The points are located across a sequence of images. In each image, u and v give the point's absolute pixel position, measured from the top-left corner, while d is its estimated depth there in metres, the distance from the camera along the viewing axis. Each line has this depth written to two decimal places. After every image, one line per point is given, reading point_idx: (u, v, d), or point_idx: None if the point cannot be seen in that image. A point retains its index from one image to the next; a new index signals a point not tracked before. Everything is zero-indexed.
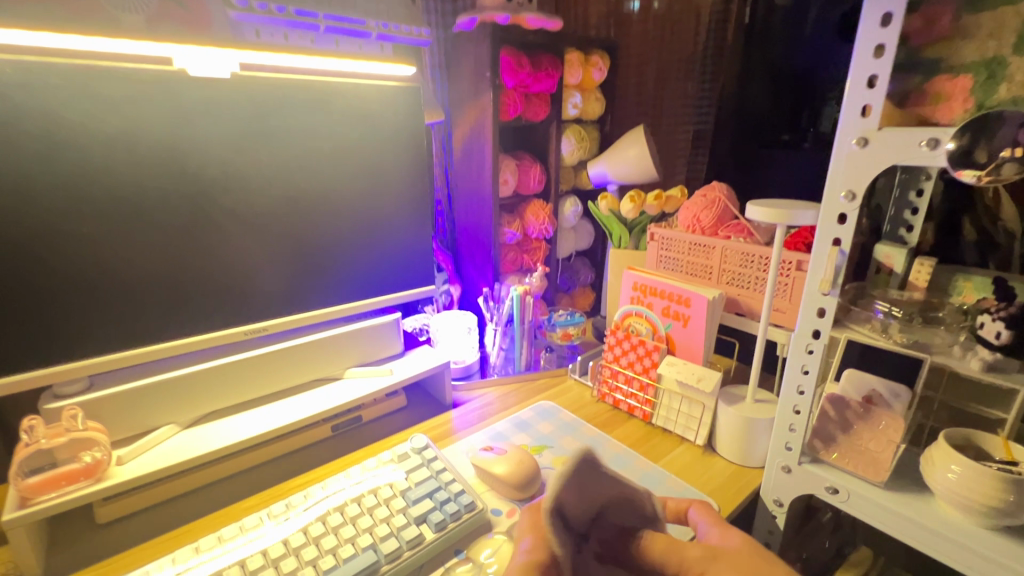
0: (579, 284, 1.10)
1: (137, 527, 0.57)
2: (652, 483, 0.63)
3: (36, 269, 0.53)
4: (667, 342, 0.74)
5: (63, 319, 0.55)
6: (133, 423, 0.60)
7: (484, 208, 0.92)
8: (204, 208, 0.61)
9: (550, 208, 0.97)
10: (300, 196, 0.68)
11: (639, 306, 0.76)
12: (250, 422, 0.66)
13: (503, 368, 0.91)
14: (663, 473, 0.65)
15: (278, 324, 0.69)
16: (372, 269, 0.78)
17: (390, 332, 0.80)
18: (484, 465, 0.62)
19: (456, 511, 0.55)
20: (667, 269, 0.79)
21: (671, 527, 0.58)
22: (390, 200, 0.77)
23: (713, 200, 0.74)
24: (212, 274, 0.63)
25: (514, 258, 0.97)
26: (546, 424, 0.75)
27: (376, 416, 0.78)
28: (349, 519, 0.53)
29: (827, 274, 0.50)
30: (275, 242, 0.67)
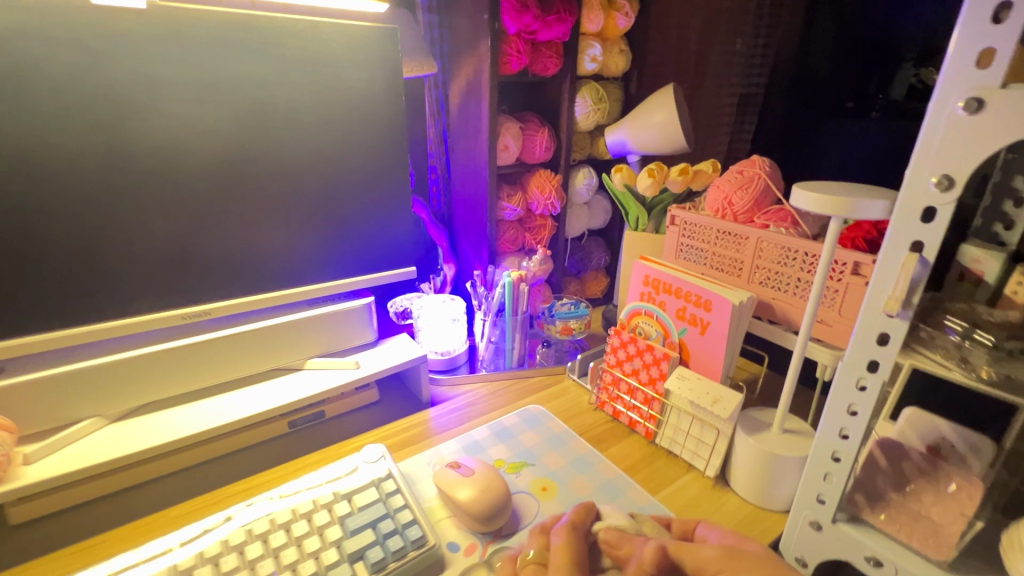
0: (591, 268, 0.97)
1: (48, 532, 0.51)
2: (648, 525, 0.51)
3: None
4: (680, 350, 0.61)
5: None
6: (48, 416, 0.53)
7: (480, 178, 0.80)
8: (126, 170, 0.52)
9: (558, 181, 0.83)
10: (248, 158, 0.58)
11: (650, 304, 0.64)
12: (188, 417, 0.58)
13: (494, 362, 0.80)
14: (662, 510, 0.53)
15: (223, 308, 0.60)
16: (340, 246, 0.68)
17: (360, 318, 0.70)
18: (447, 487, 0.53)
19: (399, 549, 0.46)
20: (687, 261, 0.66)
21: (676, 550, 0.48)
22: (361, 166, 0.66)
23: (750, 178, 0.60)
24: (139, 249, 0.54)
25: (514, 237, 0.85)
26: (531, 435, 0.64)
27: (342, 411, 0.69)
28: (270, 551, 0.45)
29: (899, 289, 0.36)
30: (218, 212, 0.58)
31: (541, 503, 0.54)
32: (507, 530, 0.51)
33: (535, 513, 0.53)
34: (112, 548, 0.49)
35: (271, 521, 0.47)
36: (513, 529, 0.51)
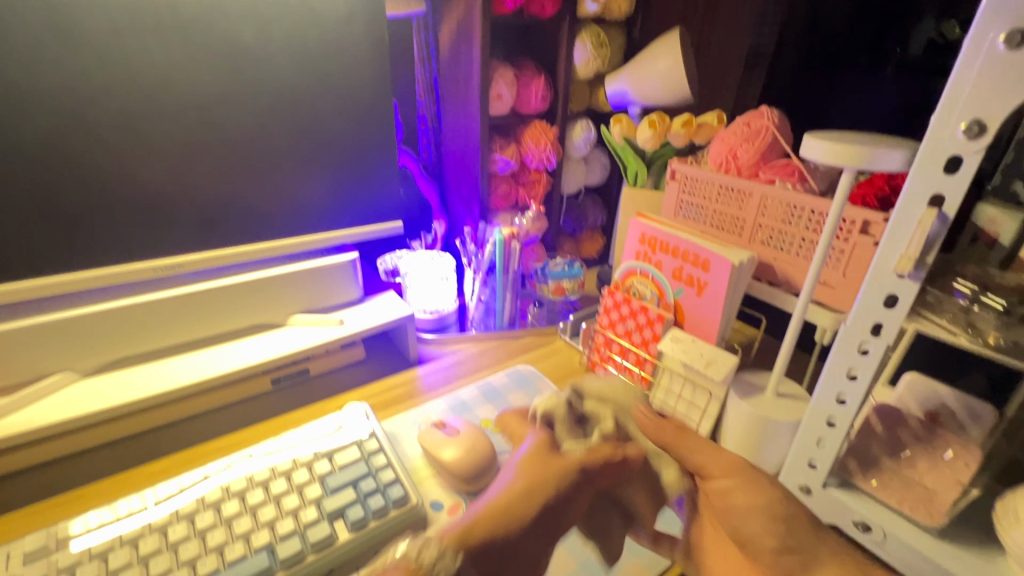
0: (587, 227, 0.93)
1: (22, 488, 0.50)
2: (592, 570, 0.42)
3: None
4: (675, 311, 0.59)
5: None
6: (13, 370, 0.50)
7: (471, 129, 0.75)
8: (79, 107, 0.47)
9: (554, 133, 0.79)
10: (217, 98, 0.53)
11: (646, 263, 0.61)
12: (164, 373, 0.56)
13: (484, 322, 0.78)
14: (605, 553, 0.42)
15: (198, 262, 0.57)
16: (322, 199, 0.64)
17: (344, 275, 0.68)
18: (432, 448, 0.52)
19: (380, 508, 0.45)
20: (686, 219, 0.63)
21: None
22: (341, 111, 0.62)
23: (757, 131, 0.56)
24: (103, 198, 0.51)
25: (507, 192, 0.81)
26: (520, 396, 0.63)
27: (326, 370, 0.68)
28: (248, 509, 0.44)
29: (912, 248, 0.34)
30: (188, 157, 0.54)
31: None
32: None
33: None
34: (89, 503, 0.48)
35: (248, 479, 0.46)
36: None
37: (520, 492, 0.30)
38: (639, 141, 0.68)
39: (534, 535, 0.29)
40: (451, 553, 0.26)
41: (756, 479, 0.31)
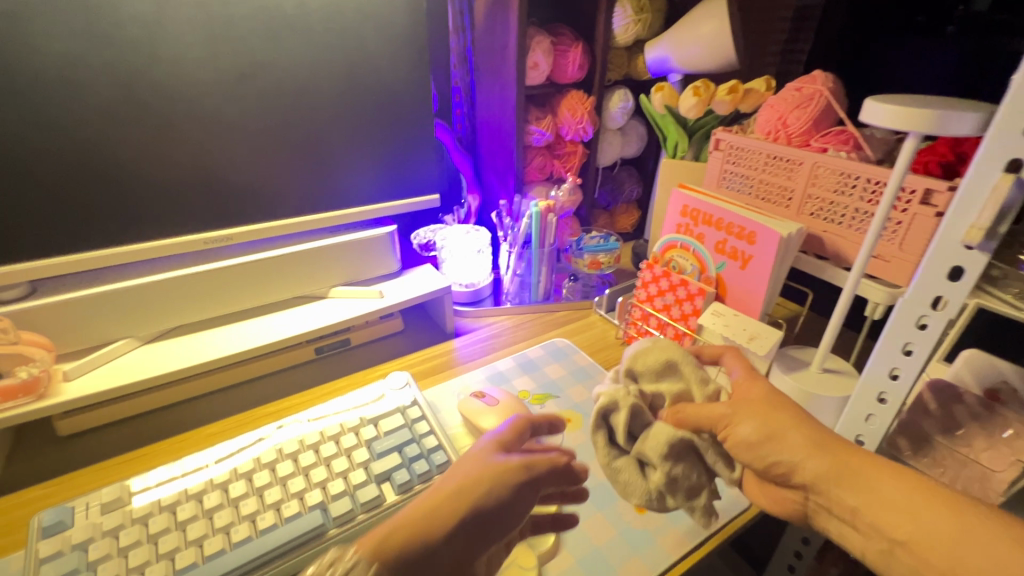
0: (622, 200, 0.92)
1: (93, 446, 0.53)
2: (634, 545, 0.43)
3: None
4: (716, 284, 0.58)
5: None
6: (78, 336, 0.53)
7: (506, 100, 0.74)
8: (131, 81, 0.48)
9: (591, 103, 0.77)
10: (260, 71, 0.54)
11: (687, 236, 0.60)
12: (216, 341, 0.59)
13: (519, 295, 0.78)
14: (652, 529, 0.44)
15: (244, 234, 0.59)
16: (360, 172, 0.65)
17: (383, 248, 0.69)
18: (473, 416, 0.53)
19: (424, 472, 0.46)
20: (730, 190, 0.61)
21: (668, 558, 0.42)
22: (379, 83, 0.62)
23: (809, 96, 0.53)
24: (155, 172, 0.52)
25: (542, 165, 0.80)
26: (556, 368, 0.64)
27: (366, 340, 0.70)
28: (301, 470, 0.46)
29: (984, 217, 0.32)
30: (233, 130, 0.55)
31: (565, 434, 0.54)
32: None
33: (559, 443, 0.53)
34: (152, 462, 0.51)
35: (300, 442, 0.48)
36: None
37: (450, 493, 0.33)
38: (682, 110, 0.66)
39: (456, 543, 0.32)
40: (366, 563, 0.29)
41: (762, 413, 0.38)
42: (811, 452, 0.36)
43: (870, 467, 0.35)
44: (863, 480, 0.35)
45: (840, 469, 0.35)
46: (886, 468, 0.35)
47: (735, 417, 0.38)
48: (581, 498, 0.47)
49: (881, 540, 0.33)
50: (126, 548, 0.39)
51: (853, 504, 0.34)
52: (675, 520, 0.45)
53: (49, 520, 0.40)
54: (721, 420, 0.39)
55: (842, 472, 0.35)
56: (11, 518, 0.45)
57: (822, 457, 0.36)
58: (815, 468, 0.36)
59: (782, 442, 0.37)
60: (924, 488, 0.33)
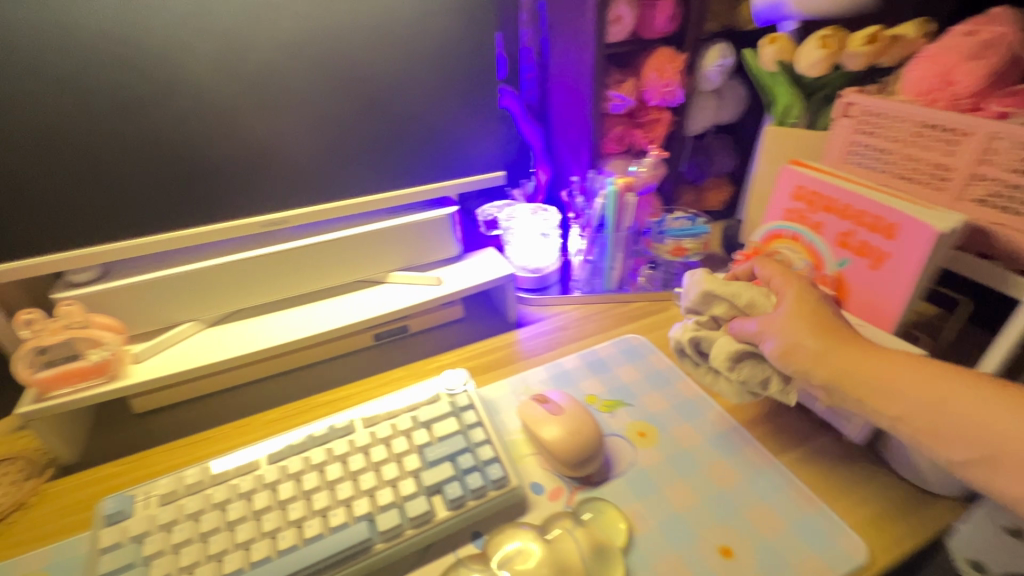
0: (712, 173, 0.81)
1: (165, 425, 0.55)
2: None
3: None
4: (834, 284, 0.47)
5: (38, 201, 0.46)
6: (145, 319, 0.53)
7: (582, 61, 0.65)
8: (182, 56, 0.46)
9: (683, 60, 0.66)
10: (311, 37, 0.49)
11: (799, 225, 0.49)
12: (277, 327, 0.57)
13: (590, 283, 0.70)
14: None
15: (301, 217, 0.56)
16: (420, 149, 0.60)
17: (443, 230, 0.64)
18: (532, 424, 0.48)
19: (478, 488, 0.42)
20: (860, 166, 0.49)
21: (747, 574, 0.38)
22: (439, 47, 0.55)
23: (988, 44, 0.41)
24: (211, 152, 0.50)
25: (621, 135, 0.71)
26: (629, 369, 0.57)
27: (426, 327, 0.66)
28: (349, 475, 0.43)
29: None
30: (286, 106, 0.51)
31: (637, 451, 0.48)
32: (597, 478, 0.46)
33: (630, 462, 0.47)
34: (214, 445, 0.52)
35: (350, 443, 0.45)
36: (604, 478, 0.46)
37: None
38: (800, 68, 0.55)
39: None
40: None
41: (787, 327, 0.39)
42: (824, 353, 0.37)
43: (869, 359, 0.36)
44: (869, 373, 0.36)
45: (842, 364, 0.37)
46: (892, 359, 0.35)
47: (763, 334, 0.40)
48: (654, 531, 0.41)
49: (886, 419, 0.35)
50: (179, 546, 0.38)
51: (857, 395, 0.36)
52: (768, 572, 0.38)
53: (111, 508, 0.40)
54: (755, 338, 0.41)
55: (846, 366, 0.37)
56: (91, 494, 0.48)
57: (830, 356, 0.37)
58: (824, 371, 0.37)
59: (798, 349, 0.38)
60: (934, 375, 0.34)
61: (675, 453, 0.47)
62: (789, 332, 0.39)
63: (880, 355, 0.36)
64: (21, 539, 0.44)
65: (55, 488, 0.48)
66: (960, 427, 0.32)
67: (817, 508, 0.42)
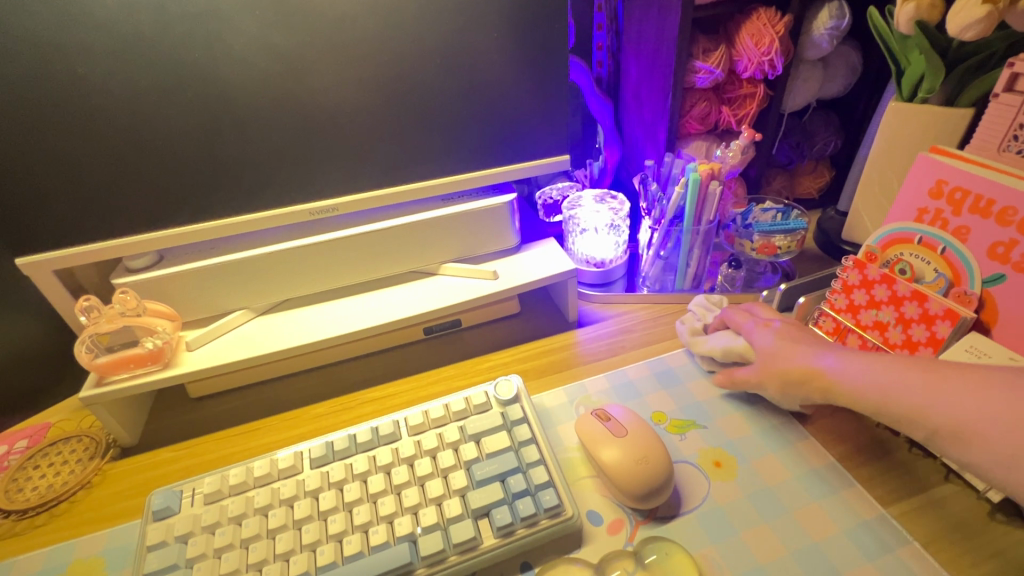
0: (809, 157, 0.70)
1: (219, 413, 0.55)
2: None
3: (38, 121, 0.41)
4: (980, 305, 0.39)
5: (91, 186, 0.45)
6: (199, 306, 0.53)
7: (666, 27, 0.56)
8: (228, 32, 0.42)
9: (786, 23, 0.56)
10: (363, 10, 0.45)
11: (936, 229, 0.41)
12: (326, 319, 0.55)
13: (660, 280, 0.64)
14: None
15: (352, 205, 0.53)
16: (478, 131, 0.54)
17: (501, 220, 0.59)
18: (590, 442, 0.43)
19: (530, 516, 0.38)
20: (1022, 156, 0.40)
21: None
22: (502, 16, 0.49)
23: None
24: (261, 136, 0.47)
25: (705, 113, 0.61)
26: (703, 385, 0.51)
27: (478, 322, 0.63)
28: (393, 487, 0.40)
29: None
30: (335, 85, 0.47)
31: (712, 483, 0.42)
32: (663, 513, 0.40)
33: (703, 497, 0.41)
34: (263, 437, 0.51)
35: (394, 453, 0.42)
36: (672, 514, 0.40)
37: None
38: (949, 31, 0.45)
39: None
40: None
41: (767, 369, 0.42)
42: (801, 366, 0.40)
43: (833, 359, 0.38)
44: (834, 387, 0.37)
45: (812, 386, 0.39)
46: (848, 365, 0.37)
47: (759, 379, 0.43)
48: None
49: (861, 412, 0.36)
50: (220, 551, 0.37)
51: (829, 398, 0.38)
52: None
53: (158, 504, 0.40)
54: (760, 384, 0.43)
55: (817, 385, 0.38)
56: (147, 479, 0.48)
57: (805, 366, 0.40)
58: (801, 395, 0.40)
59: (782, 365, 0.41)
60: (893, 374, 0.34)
61: (756, 491, 0.41)
62: (775, 370, 0.41)
63: (841, 358, 0.37)
64: (82, 519, 0.45)
65: (116, 469, 0.49)
66: (909, 408, 0.33)
67: None
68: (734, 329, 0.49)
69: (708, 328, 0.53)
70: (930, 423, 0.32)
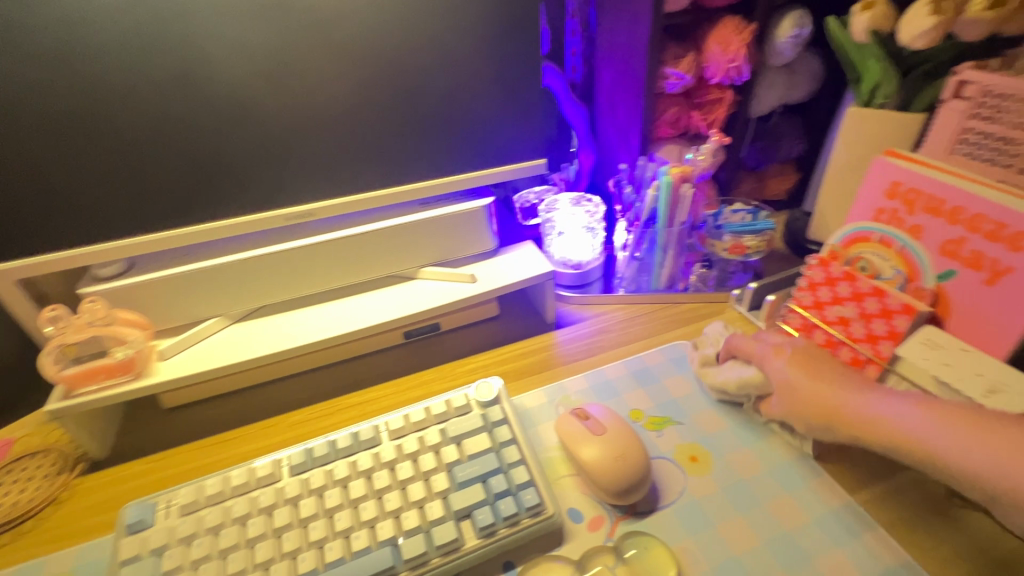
0: (776, 160, 0.73)
1: (193, 423, 0.54)
2: None
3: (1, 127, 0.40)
4: (934, 299, 0.41)
5: (57, 193, 0.44)
6: (172, 315, 0.52)
7: (637, 34, 0.58)
8: (199, 37, 0.42)
9: (751, 31, 0.58)
10: (338, 15, 0.45)
11: (892, 228, 0.43)
12: (303, 325, 0.55)
13: (636, 281, 0.65)
14: None
15: (328, 210, 0.53)
16: (454, 135, 0.55)
17: (478, 223, 0.60)
18: (570, 441, 0.44)
19: (511, 516, 0.39)
20: (971, 159, 0.43)
21: None
22: (476, 23, 0.50)
23: None
24: (235, 141, 0.47)
25: (676, 118, 0.63)
26: (679, 382, 0.52)
27: (458, 326, 0.63)
28: (374, 492, 0.40)
29: None
30: (310, 90, 0.47)
31: (689, 477, 0.43)
32: (642, 508, 0.41)
33: (680, 492, 0.42)
34: (239, 447, 0.51)
35: (375, 458, 0.42)
36: (650, 508, 0.41)
37: None
38: (901, 41, 0.48)
39: None
40: None
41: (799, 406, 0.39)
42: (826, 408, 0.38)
43: (867, 403, 0.36)
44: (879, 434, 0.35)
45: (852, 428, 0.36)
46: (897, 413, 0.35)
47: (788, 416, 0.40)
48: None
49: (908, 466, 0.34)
50: (198, 562, 0.37)
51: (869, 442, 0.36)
52: None
53: (132, 518, 0.39)
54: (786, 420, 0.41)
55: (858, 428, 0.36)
56: (119, 493, 0.47)
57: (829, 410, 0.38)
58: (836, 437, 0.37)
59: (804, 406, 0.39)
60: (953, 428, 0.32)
61: (731, 484, 0.42)
62: (808, 407, 0.39)
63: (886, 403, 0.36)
64: (51, 536, 0.44)
65: (85, 484, 0.48)
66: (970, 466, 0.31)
67: (900, 560, 0.37)
68: (746, 359, 0.46)
69: (719, 357, 0.50)
70: (989, 486, 0.30)
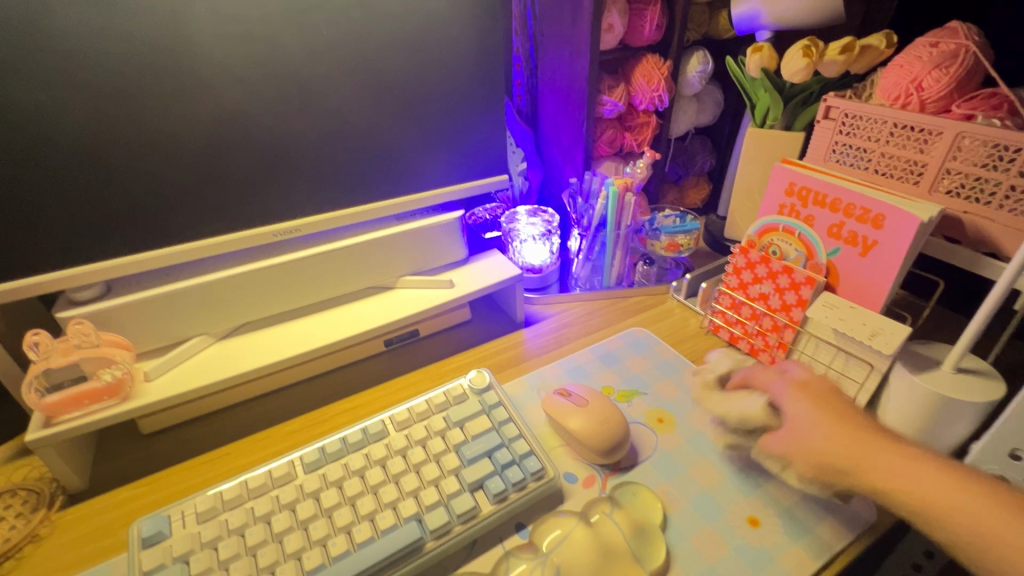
0: (693, 173, 0.86)
1: (177, 444, 0.53)
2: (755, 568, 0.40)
3: None
4: (827, 272, 0.53)
5: (38, 217, 0.44)
6: (156, 335, 0.52)
7: (576, 68, 0.67)
8: (194, 66, 0.45)
9: (668, 67, 0.70)
10: (324, 47, 0.50)
11: (792, 219, 0.55)
12: (290, 337, 0.57)
13: (590, 281, 0.75)
14: (768, 551, 0.41)
15: (312, 225, 0.56)
16: (426, 155, 0.60)
17: (450, 234, 0.65)
18: (558, 415, 0.50)
19: (519, 481, 0.44)
20: (841, 163, 0.56)
21: (739, 513, 0.44)
22: (445, 57, 0.57)
23: (952, 54, 0.49)
24: (224, 163, 0.50)
25: (612, 138, 0.74)
26: (639, 361, 0.60)
27: (435, 331, 0.67)
28: (392, 477, 0.44)
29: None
30: (297, 115, 0.51)
31: (659, 436, 0.51)
32: (626, 464, 0.48)
33: (654, 447, 0.50)
34: (235, 461, 0.51)
35: (387, 447, 0.46)
36: (632, 463, 0.48)
37: None
38: (784, 74, 0.60)
39: None
40: None
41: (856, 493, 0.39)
42: (915, 488, 0.34)
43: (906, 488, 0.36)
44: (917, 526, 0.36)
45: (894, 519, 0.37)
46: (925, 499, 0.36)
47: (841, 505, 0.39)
48: (685, 508, 0.44)
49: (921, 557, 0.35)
50: (227, 561, 0.38)
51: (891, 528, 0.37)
52: (793, 536, 0.42)
53: (149, 530, 0.39)
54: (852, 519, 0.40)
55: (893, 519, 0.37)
56: (110, 520, 0.46)
57: (907, 488, 0.35)
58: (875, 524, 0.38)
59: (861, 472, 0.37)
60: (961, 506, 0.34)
61: (694, 436, 0.51)
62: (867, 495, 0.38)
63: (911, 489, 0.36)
64: (39, 571, 0.42)
65: (68, 517, 0.46)
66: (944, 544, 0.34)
67: None
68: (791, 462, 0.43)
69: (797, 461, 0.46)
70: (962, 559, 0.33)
